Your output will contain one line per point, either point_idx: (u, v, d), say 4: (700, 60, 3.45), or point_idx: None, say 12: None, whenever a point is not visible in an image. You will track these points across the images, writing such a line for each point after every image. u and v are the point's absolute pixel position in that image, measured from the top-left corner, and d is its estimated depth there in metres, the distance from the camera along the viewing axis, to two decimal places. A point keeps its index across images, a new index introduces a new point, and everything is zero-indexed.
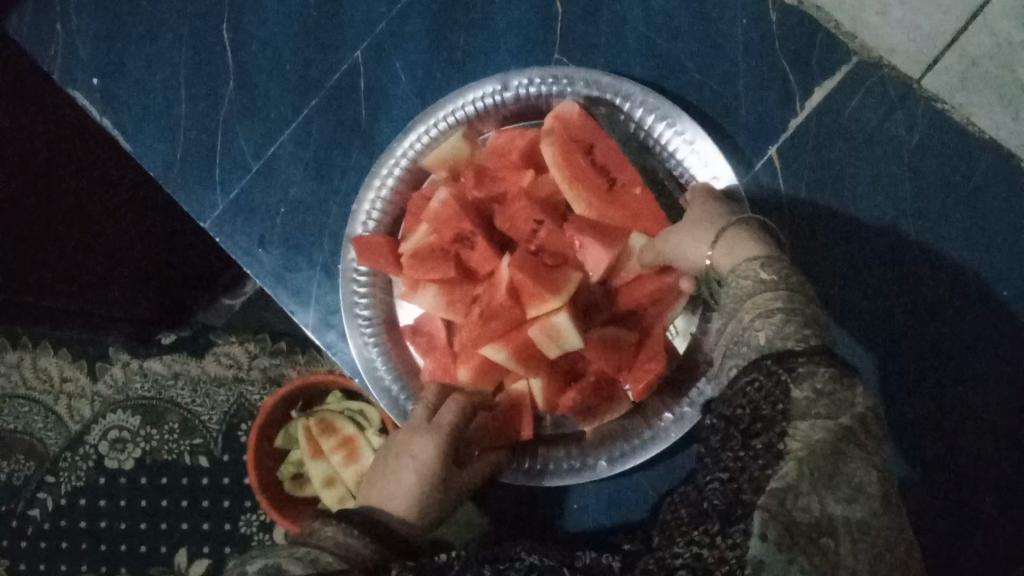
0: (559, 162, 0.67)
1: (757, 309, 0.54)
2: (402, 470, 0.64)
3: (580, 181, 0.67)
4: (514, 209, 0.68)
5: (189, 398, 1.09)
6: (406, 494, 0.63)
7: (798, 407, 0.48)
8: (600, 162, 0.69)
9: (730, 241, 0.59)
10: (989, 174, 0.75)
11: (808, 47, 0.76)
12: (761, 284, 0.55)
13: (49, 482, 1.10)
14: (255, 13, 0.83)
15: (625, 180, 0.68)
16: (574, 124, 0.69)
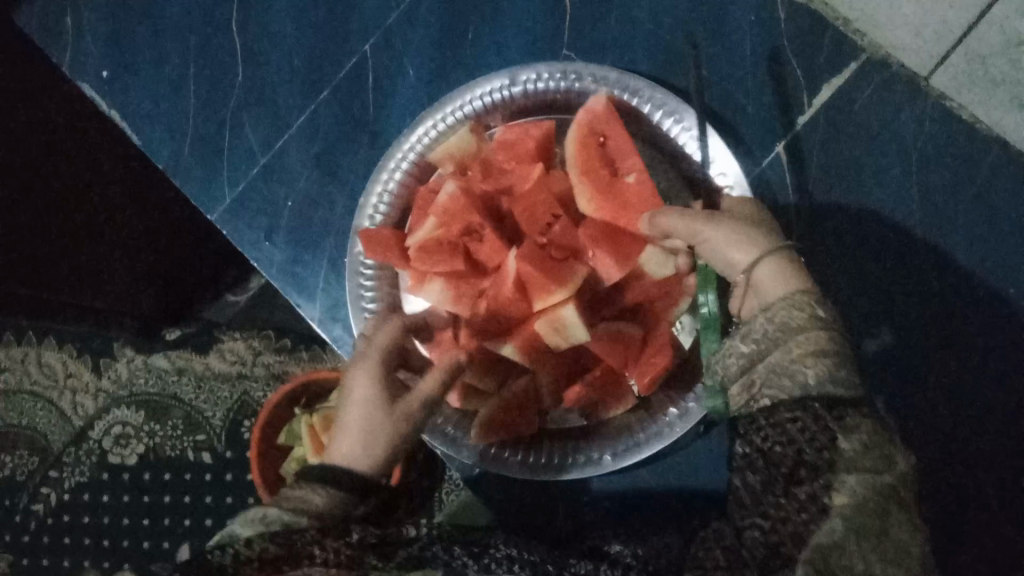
0: (576, 164, 0.67)
1: (806, 348, 0.52)
2: (367, 426, 0.60)
3: (592, 173, 0.67)
4: (529, 203, 0.66)
5: (193, 394, 1.10)
6: (373, 454, 0.59)
7: (845, 459, 0.48)
8: (613, 153, 0.69)
9: (773, 266, 0.57)
10: (1005, 176, 0.70)
11: (820, 28, 0.72)
12: (812, 320, 0.53)
13: (53, 477, 1.12)
14: (264, 6, 0.82)
15: (633, 169, 0.67)
16: (602, 114, 0.68)
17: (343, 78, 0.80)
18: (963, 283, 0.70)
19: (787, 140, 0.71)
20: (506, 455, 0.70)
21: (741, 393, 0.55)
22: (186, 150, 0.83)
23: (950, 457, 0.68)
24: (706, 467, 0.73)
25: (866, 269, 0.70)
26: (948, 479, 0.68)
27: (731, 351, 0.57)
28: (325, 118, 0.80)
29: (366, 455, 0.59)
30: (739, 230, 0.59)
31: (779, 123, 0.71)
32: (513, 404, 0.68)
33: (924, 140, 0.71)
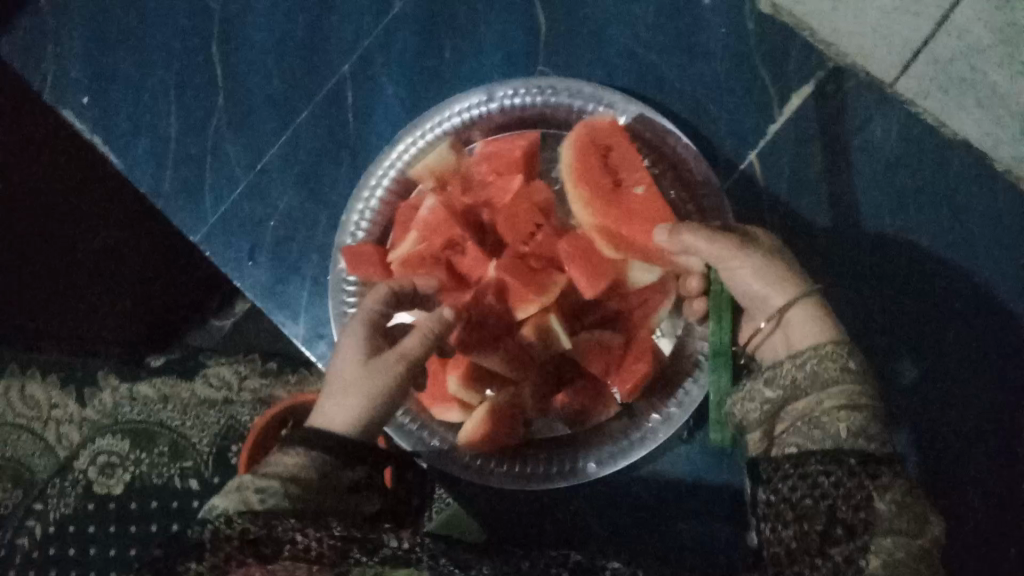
0: (574, 168, 0.69)
1: (839, 401, 0.56)
2: (350, 381, 0.59)
3: (588, 183, 0.69)
4: (512, 213, 0.67)
5: (180, 420, 1.00)
6: (355, 413, 0.59)
7: (881, 520, 0.50)
8: (615, 164, 0.71)
9: (804, 314, 0.61)
10: (974, 177, 0.71)
11: (788, 39, 0.73)
12: (846, 372, 0.57)
13: (38, 508, 0.99)
14: (243, 29, 0.83)
15: (638, 182, 0.69)
16: (602, 129, 0.69)
17: (322, 98, 0.81)
18: (938, 283, 0.71)
19: (759, 147, 0.73)
20: (493, 467, 0.71)
21: (763, 437, 0.60)
22: (168, 172, 0.84)
23: (932, 456, 0.69)
24: (691, 472, 0.74)
25: (843, 273, 0.71)
26: (932, 479, 0.68)
27: (753, 395, 0.60)
28: (306, 137, 0.81)
29: (348, 414, 0.59)
30: (771, 275, 0.62)
31: (752, 131, 0.73)
32: (501, 411, 0.69)
33: (894, 145, 0.72)
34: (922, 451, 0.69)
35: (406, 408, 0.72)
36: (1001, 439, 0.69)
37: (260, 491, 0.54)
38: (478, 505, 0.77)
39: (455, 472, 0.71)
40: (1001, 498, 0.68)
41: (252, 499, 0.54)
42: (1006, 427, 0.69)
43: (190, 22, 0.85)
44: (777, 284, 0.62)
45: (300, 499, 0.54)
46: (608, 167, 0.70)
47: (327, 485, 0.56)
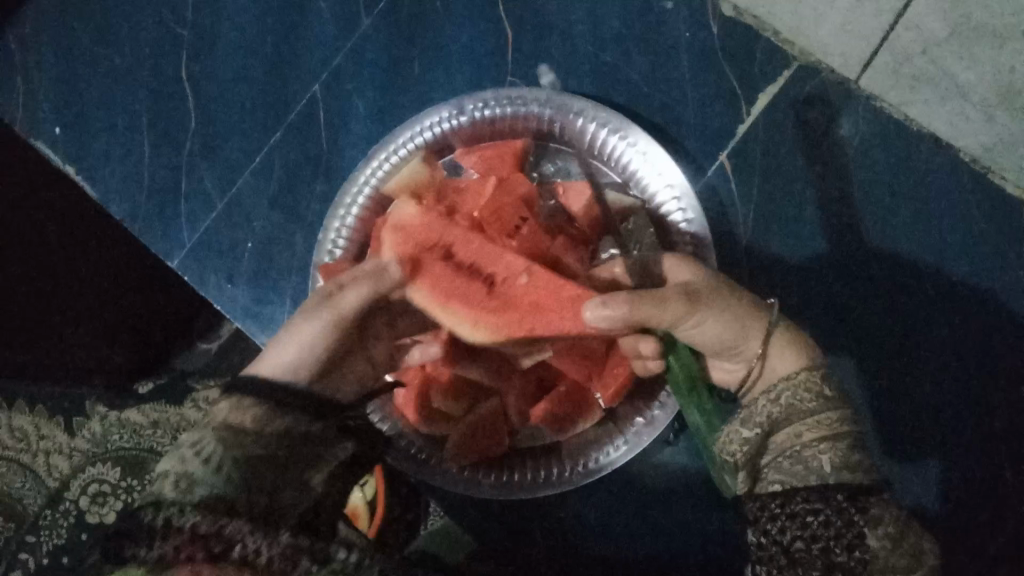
0: (431, 297, 0.64)
1: (818, 432, 0.55)
2: (293, 333, 0.59)
3: (454, 297, 0.63)
4: (498, 208, 0.68)
5: (169, 446, 0.88)
6: (294, 368, 0.58)
7: (879, 559, 0.49)
8: (465, 262, 0.65)
9: (778, 349, 0.62)
10: (943, 169, 0.71)
11: (752, 39, 0.74)
12: (819, 402, 0.57)
13: (29, 541, 0.87)
14: (211, 54, 0.84)
15: (497, 273, 0.64)
16: (418, 236, 0.66)
17: (294, 119, 0.81)
18: (911, 277, 0.71)
19: (729, 148, 0.73)
20: (480, 478, 0.72)
21: (746, 477, 0.57)
22: (144, 199, 0.84)
23: (909, 451, 0.69)
24: (677, 479, 0.74)
25: (821, 269, 0.71)
26: (910, 473, 0.69)
27: (733, 435, 0.59)
28: (279, 158, 0.81)
29: (290, 365, 0.58)
30: (736, 314, 0.60)
31: (720, 133, 0.73)
32: (487, 422, 0.69)
33: (862, 138, 0.72)
34: (898, 444, 0.69)
35: (391, 420, 0.73)
36: (977, 431, 0.69)
37: (195, 443, 0.48)
38: (467, 515, 0.78)
39: (441, 483, 0.72)
40: (978, 489, 0.68)
41: (187, 455, 0.47)
42: (983, 419, 0.69)
43: (158, 50, 0.85)
44: (739, 330, 0.60)
45: (244, 460, 0.48)
46: (461, 267, 0.65)
47: (274, 439, 0.51)
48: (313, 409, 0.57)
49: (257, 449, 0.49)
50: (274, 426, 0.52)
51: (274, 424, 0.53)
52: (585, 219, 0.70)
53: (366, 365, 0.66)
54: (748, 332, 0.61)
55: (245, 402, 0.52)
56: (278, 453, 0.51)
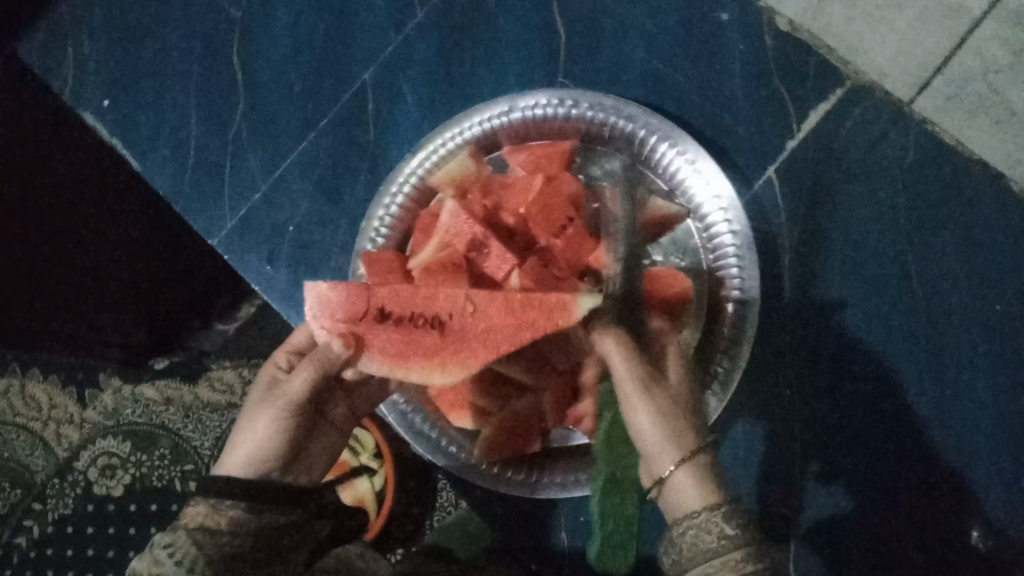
0: (387, 357, 0.61)
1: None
2: (249, 430, 0.64)
3: (410, 351, 0.61)
4: (548, 204, 0.68)
5: (181, 424, 1.17)
6: (252, 458, 0.63)
7: None
8: (396, 312, 0.62)
9: (688, 473, 0.56)
10: (989, 197, 0.70)
11: (806, 57, 0.74)
12: (724, 542, 0.52)
13: (36, 509, 1.18)
14: (264, 37, 0.84)
15: (444, 310, 0.61)
16: (343, 310, 0.62)
17: (342, 106, 0.82)
18: (953, 303, 0.70)
19: (778, 162, 0.73)
20: (508, 474, 0.73)
21: None
22: (186, 177, 0.84)
23: (939, 477, 0.69)
24: None
25: (858, 291, 0.71)
26: (939, 500, 0.69)
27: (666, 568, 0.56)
28: (325, 145, 0.82)
29: (250, 460, 0.63)
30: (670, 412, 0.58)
31: (769, 147, 0.73)
32: (520, 421, 0.70)
33: (912, 161, 0.71)
34: (923, 472, 0.69)
35: (423, 413, 0.75)
36: (1010, 463, 0.68)
37: (167, 546, 0.55)
38: (493, 509, 0.77)
39: (471, 478, 0.74)
40: (1006, 521, 0.68)
41: (162, 557, 0.55)
42: (1016, 450, 0.68)
43: (209, 28, 0.85)
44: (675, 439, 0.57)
45: (217, 556, 0.55)
46: (401, 321, 0.62)
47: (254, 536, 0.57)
48: (293, 500, 0.61)
49: (231, 548, 0.56)
50: (252, 526, 0.58)
51: (254, 522, 0.58)
52: (633, 226, 0.69)
53: (331, 442, 0.71)
54: (678, 436, 0.57)
55: (223, 502, 0.58)
56: (250, 553, 0.57)
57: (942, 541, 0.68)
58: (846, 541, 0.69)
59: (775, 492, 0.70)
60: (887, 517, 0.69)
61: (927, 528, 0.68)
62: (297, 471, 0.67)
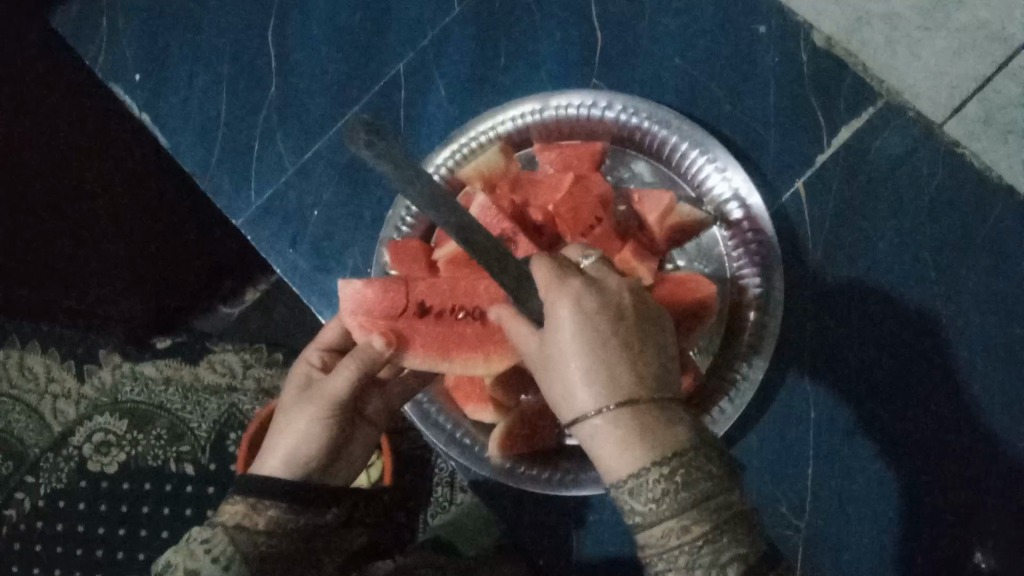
0: (429, 353, 0.65)
1: (655, 550, 0.47)
2: (290, 427, 0.66)
3: (452, 344, 0.65)
4: (578, 201, 0.68)
5: (179, 404, 1.17)
6: (293, 459, 0.65)
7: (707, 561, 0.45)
8: (436, 306, 0.66)
9: (616, 424, 0.49)
10: (1013, 222, 0.71)
11: (839, 73, 0.74)
12: (651, 513, 0.47)
13: (29, 482, 1.19)
14: (300, 22, 0.85)
15: (483, 303, 0.65)
16: (381, 308, 0.66)
17: (374, 95, 0.82)
18: (972, 324, 0.70)
19: (805, 175, 0.74)
20: (520, 469, 0.72)
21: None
22: (215, 155, 0.85)
23: (948, 500, 0.69)
24: None
25: (880, 306, 0.72)
26: (946, 521, 0.69)
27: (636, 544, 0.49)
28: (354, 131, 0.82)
29: (290, 461, 0.65)
30: (605, 365, 0.51)
31: (798, 160, 0.74)
32: (535, 415, 0.71)
33: (939, 181, 0.72)
34: (933, 490, 0.69)
35: (439, 405, 0.75)
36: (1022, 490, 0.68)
37: (205, 542, 0.59)
38: (501, 501, 0.77)
39: (484, 472, 0.73)
40: (1014, 546, 0.67)
41: (198, 551, 0.59)
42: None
43: (247, 11, 0.86)
44: (613, 382, 0.50)
45: (252, 555, 0.60)
46: (441, 315, 0.66)
47: (288, 536, 0.61)
48: (327, 501, 0.64)
49: (265, 547, 0.60)
50: (288, 526, 0.61)
51: (291, 522, 0.62)
52: (657, 230, 0.70)
53: (366, 440, 0.72)
54: (604, 378, 0.50)
55: (262, 502, 0.61)
56: (284, 550, 0.61)
57: (947, 563, 0.68)
58: (849, 558, 0.70)
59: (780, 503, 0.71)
60: (893, 536, 0.69)
61: (933, 550, 0.68)
62: (334, 470, 0.68)
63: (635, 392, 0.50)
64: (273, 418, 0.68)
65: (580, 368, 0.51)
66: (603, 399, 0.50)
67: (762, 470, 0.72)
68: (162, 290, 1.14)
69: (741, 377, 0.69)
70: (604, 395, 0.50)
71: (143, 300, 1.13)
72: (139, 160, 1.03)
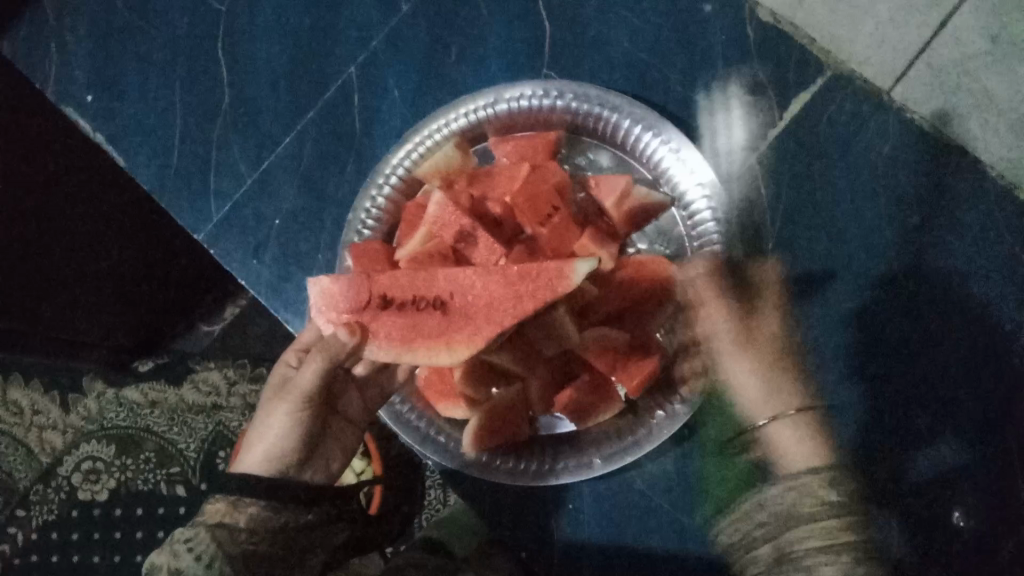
0: (393, 344, 0.63)
1: (824, 538, 0.53)
2: (267, 425, 0.67)
3: (415, 335, 0.62)
4: (536, 190, 0.68)
5: (165, 426, 1.16)
6: (273, 457, 0.66)
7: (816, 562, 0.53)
8: (398, 298, 0.64)
9: (796, 427, 0.64)
10: (962, 181, 0.72)
11: (786, 46, 0.75)
12: (829, 506, 0.55)
13: (20, 516, 1.18)
14: (249, 32, 0.86)
15: (444, 292, 0.63)
16: (346, 303, 0.64)
17: (328, 100, 0.83)
18: (935, 284, 0.71)
19: (760, 152, 0.74)
20: (497, 463, 0.73)
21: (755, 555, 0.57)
22: (174, 172, 0.86)
23: (927, 464, 0.69)
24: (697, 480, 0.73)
25: (843, 275, 0.72)
26: (925, 485, 0.69)
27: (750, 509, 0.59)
28: (311, 138, 0.83)
29: (268, 458, 0.66)
30: (764, 378, 0.66)
31: (752, 136, 0.74)
32: (506, 410, 0.69)
33: (892, 147, 0.73)
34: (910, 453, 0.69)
35: (411, 404, 0.75)
36: (996, 449, 0.68)
37: (187, 541, 0.58)
38: (483, 498, 0.77)
39: (463, 469, 0.73)
40: (993, 501, 0.68)
41: (181, 551, 0.57)
42: (1002, 426, 0.69)
43: (194, 26, 0.87)
44: (773, 392, 0.66)
45: (236, 554, 0.58)
46: (403, 306, 0.63)
47: (271, 536, 0.60)
48: (306, 499, 0.64)
49: (248, 545, 0.58)
50: (270, 525, 0.60)
51: (272, 520, 0.61)
52: (617, 215, 0.70)
53: (349, 438, 0.74)
54: (778, 395, 0.66)
55: (242, 500, 0.61)
56: (268, 552, 0.59)
57: (931, 527, 0.68)
58: None
59: None
60: (876, 505, 0.69)
61: (914, 514, 0.68)
62: (314, 468, 0.70)
63: (792, 404, 0.66)
64: (253, 417, 0.70)
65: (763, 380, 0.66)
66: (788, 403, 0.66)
67: None
68: (141, 313, 1.16)
69: (708, 355, 0.69)
70: (790, 398, 0.66)
71: (122, 326, 1.15)
72: (113, 187, 1.03)
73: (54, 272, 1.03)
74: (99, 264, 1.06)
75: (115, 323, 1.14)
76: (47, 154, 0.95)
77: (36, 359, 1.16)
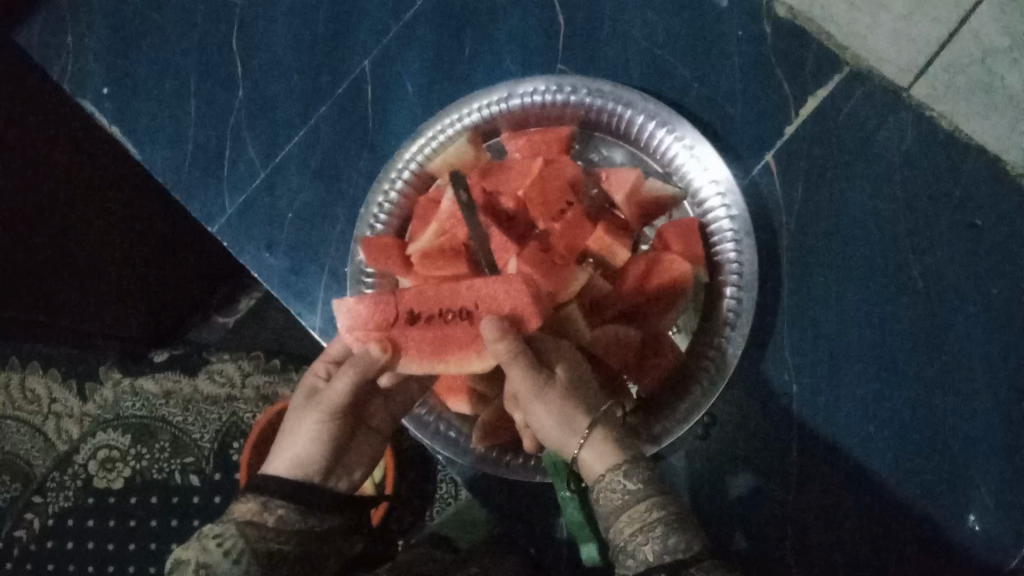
0: (424, 357, 0.62)
1: (634, 523, 0.53)
2: (296, 431, 0.66)
3: (445, 348, 0.62)
4: (549, 185, 0.67)
5: (180, 416, 1.17)
6: (301, 461, 0.64)
7: (634, 558, 0.52)
8: (425, 312, 0.63)
9: (599, 449, 0.57)
10: (979, 179, 0.71)
11: (805, 41, 0.74)
12: (630, 497, 0.54)
13: (37, 503, 1.18)
14: (264, 27, 0.86)
15: (469, 301, 0.62)
16: (374, 320, 0.63)
17: (342, 93, 0.83)
18: (948, 283, 0.70)
19: (775, 148, 0.73)
20: (507, 458, 0.72)
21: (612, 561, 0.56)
22: (187, 166, 0.86)
23: (935, 464, 0.69)
24: (703, 475, 0.72)
25: (856, 273, 0.71)
26: (935, 488, 0.68)
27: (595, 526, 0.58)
28: (324, 133, 0.83)
29: (295, 462, 0.64)
30: (561, 406, 0.58)
31: (767, 133, 0.74)
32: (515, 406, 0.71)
33: (908, 147, 0.72)
34: (918, 454, 0.69)
35: (425, 401, 0.75)
36: (1006, 449, 0.68)
37: (217, 536, 0.58)
38: (494, 497, 0.77)
39: (472, 464, 0.73)
40: (1003, 504, 0.67)
41: (209, 546, 0.57)
42: (1012, 428, 0.68)
43: (210, 21, 0.88)
44: (570, 425, 0.58)
45: (263, 552, 0.57)
46: (430, 318, 0.63)
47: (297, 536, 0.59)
48: (332, 504, 0.62)
49: (274, 544, 0.58)
50: (297, 527, 0.60)
51: (300, 523, 0.60)
52: (629, 206, 0.69)
53: (375, 449, 0.72)
54: (577, 418, 0.58)
55: (273, 500, 0.60)
56: (293, 552, 0.59)
57: (935, 528, 0.68)
58: (840, 527, 0.69)
59: (773, 480, 0.70)
60: (877, 504, 0.69)
61: (921, 517, 0.68)
62: (341, 477, 0.67)
63: (588, 422, 0.58)
64: (282, 426, 0.68)
65: (558, 410, 0.58)
66: (577, 434, 0.58)
67: (751, 444, 0.71)
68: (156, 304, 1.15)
69: (717, 351, 0.68)
70: (582, 425, 0.58)
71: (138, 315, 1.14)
72: (122, 168, 1.02)
73: (65, 255, 1.01)
74: (110, 246, 1.05)
75: (128, 313, 1.12)
76: (61, 132, 0.95)
77: (51, 347, 1.19)
